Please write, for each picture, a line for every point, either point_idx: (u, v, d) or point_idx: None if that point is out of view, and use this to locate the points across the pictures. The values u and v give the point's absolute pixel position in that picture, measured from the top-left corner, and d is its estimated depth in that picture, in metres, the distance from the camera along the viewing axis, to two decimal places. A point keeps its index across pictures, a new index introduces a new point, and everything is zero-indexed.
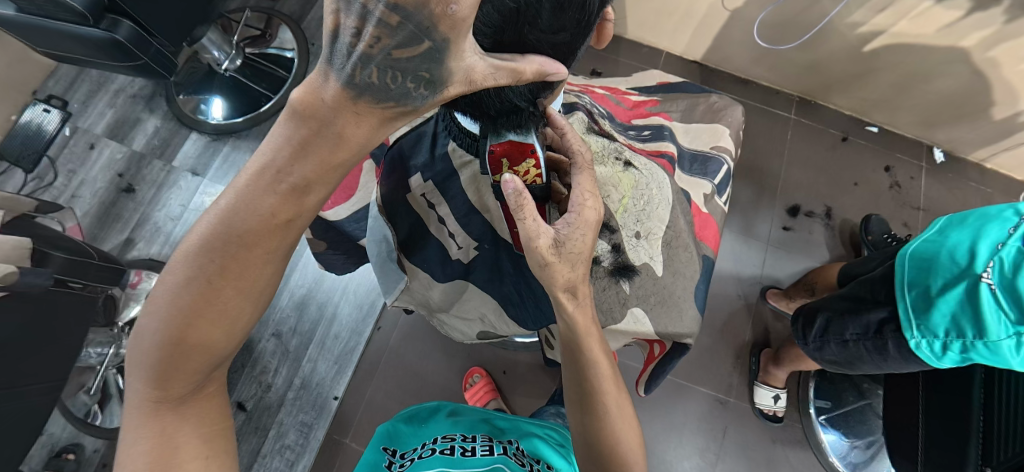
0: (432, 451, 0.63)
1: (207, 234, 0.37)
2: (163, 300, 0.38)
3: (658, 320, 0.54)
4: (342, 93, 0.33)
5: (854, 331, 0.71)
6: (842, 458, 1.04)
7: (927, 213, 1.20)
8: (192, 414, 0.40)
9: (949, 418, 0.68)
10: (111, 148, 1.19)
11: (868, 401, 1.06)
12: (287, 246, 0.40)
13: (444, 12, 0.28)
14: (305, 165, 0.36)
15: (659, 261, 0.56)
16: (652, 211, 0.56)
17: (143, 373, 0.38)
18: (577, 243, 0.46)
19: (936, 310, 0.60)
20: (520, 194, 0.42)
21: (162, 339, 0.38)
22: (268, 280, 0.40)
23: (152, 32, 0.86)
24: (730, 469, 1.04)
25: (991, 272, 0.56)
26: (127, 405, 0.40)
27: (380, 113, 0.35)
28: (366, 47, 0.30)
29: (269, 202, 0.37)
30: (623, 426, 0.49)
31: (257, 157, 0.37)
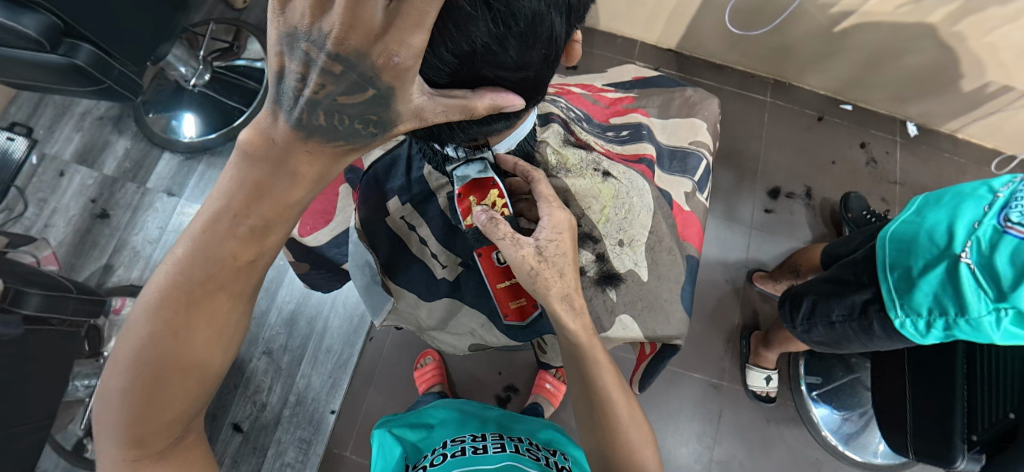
0: (443, 456, 0.65)
1: (166, 285, 0.40)
2: (127, 357, 0.39)
3: (647, 324, 0.55)
4: (292, 133, 0.38)
5: (840, 313, 0.73)
6: (834, 432, 1.06)
7: (904, 187, 1.23)
8: (176, 459, 0.41)
9: (935, 387, 0.70)
10: (82, 174, 1.16)
11: (857, 375, 1.08)
12: (251, 282, 0.45)
13: (385, 62, 0.29)
14: (262, 206, 0.42)
15: (643, 266, 0.57)
16: (634, 219, 0.57)
17: (114, 436, 0.39)
18: (558, 245, 0.49)
19: (918, 290, 0.61)
20: (494, 219, 0.48)
21: (133, 393, 0.38)
22: (236, 317, 0.44)
23: (114, 54, 0.83)
24: (728, 451, 1.06)
25: (968, 251, 0.58)
26: (105, 464, 0.39)
27: (331, 149, 0.39)
28: (313, 93, 0.33)
29: (230, 245, 0.42)
30: (639, 440, 0.49)
31: (210, 206, 0.42)
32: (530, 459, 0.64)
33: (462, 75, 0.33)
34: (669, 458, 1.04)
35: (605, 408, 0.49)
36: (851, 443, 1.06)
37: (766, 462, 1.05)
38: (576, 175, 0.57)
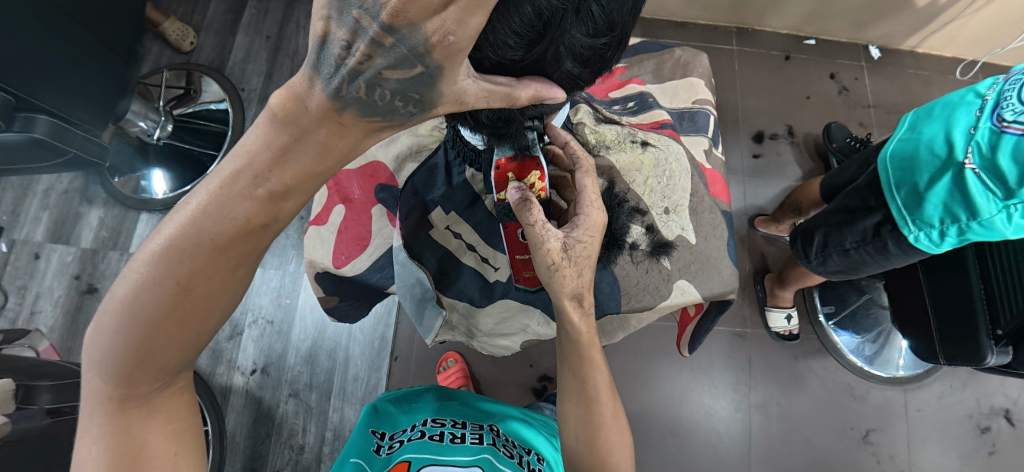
0: (420, 435, 0.69)
1: (175, 234, 0.35)
2: (125, 298, 0.36)
3: (701, 284, 0.56)
4: (327, 103, 0.32)
5: (853, 240, 0.75)
6: (859, 355, 1.09)
7: (878, 109, 1.27)
8: (161, 409, 0.40)
9: (951, 289, 0.72)
10: (59, 253, 1.10)
11: (869, 295, 1.11)
12: (263, 244, 0.39)
13: (438, 42, 0.26)
14: (286, 170, 0.35)
15: (690, 230, 0.58)
16: (676, 184, 0.59)
17: (105, 370, 0.38)
18: (587, 245, 0.50)
19: (928, 203, 0.63)
20: (527, 201, 0.48)
21: (127, 338, 0.37)
22: (240, 282, 0.39)
23: (76, 122, 0.79)
24: (764, 395, 1.08)
25: (971, 157, 0.59)
26: (87, 397, 0.39)
27: (365, 125, 0.33)
28: (357, 63, 0.28)
29: (244, 206, 0.35)
30: (617, 438, 0.52)
31: (234, 155, 0.35)
32: (505, 457, 0.65)
33: (512, 64, 0.32)
34: (709, 413, 1.07)
35: (593, 399, 0.52)
36: (875, 363, 1.09)
37: (801, 397, 1.08)
38: (617, 149, 0.60)
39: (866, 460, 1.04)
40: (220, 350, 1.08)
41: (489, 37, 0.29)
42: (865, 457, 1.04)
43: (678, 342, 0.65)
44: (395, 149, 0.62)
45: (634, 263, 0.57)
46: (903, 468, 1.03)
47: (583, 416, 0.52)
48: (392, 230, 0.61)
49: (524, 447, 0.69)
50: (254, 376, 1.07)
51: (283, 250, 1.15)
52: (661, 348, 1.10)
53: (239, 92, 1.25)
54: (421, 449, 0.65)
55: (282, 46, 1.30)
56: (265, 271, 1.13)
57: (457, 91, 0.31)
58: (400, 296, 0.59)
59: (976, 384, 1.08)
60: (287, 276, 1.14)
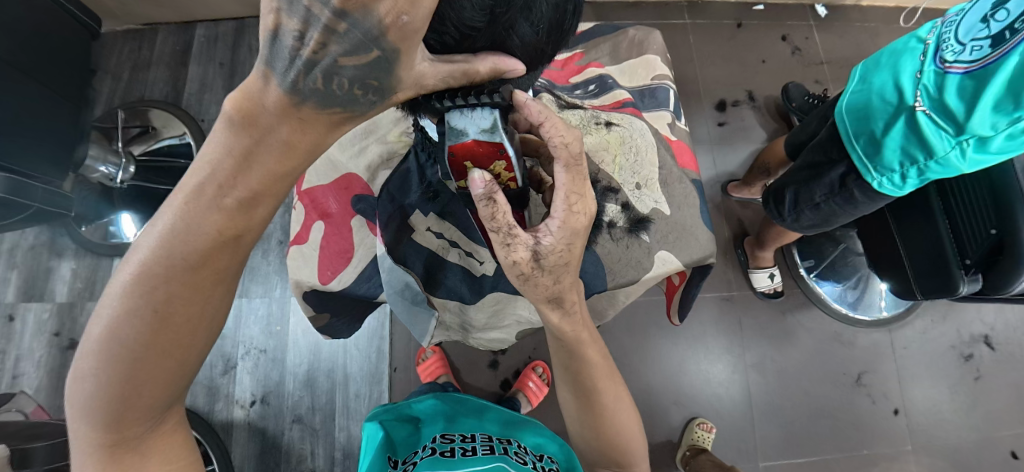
0: (433, 452, 0.70)
1: (145, 267, 0.35)
2: (102, 337, 0.35)
3: (681, 252, 0.57)
4: (284, 99, 0.31)
5: (823, 193, 0.78)
6: (841, 302, 1.14)
7: (831, 65, 1.31)
8: (154, 449, 0.40)
9: (920, 230, 0.75)
10: (34, 310, 1.07)
11: (846, 245, 1.16)
12: (237, 263, 0.38)
13: (393, 24, 0.27)
14: (253, 176, 0.34)
15: (663, 202, 0.60)
16: (644, 159, 0.60)
17: (91, 418, 0.38)
18: (559, 250, 0.46)
19: (886, 149, 0.66)
20: (491, 198, 0.43)
21: (108, 379, 0.36)
22: (220, 303, 0.39)
23: (31, 174, 0.76)
24: (757, 353, 1.12)
25: (921, 100, 0.62)
26: (80, 443, 0.39)
27: (326, 119, 0.33)
28: (311, 53, 0.28)
29: (211, 220, 0.35)
30: (619, 414, 0.59)
31: (193, 167, 0.35)
32: (518, 463, 0.66)
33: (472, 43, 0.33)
34: (707, 378, 1.10)
35: (590, 388, 0.57)
36: (858, 309, 1.14)
37: (793, 351, 1.12)
38: (583, 132, 0.61)
39: (863, 402, 1.08)
40: (215, 386, 1.06)
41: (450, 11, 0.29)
42: (861, 400, 1.08)
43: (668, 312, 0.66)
44: (366, 158, 0.63)
45: (614, 240, 0.58)
46: (897, 405, 1.08)
47: (583, 397, 0.58)
48: (373, 239, 0.61)
49: (536, 453, 0.71)
50: (254, 407, 1.06)
51: (266, 277, 1.13)
52: (654, 323, 1.12)
53: (199, 123, 1.22)
54: (434, 465, 0.65)
55: (237, 71, 1.27)
56: (250, 300, 1.12)
57: (415, 76, 0.31)
58: (391, 303, 0.59)
59: (954, 315, 1.13)
60: (274, 302, 1.12)
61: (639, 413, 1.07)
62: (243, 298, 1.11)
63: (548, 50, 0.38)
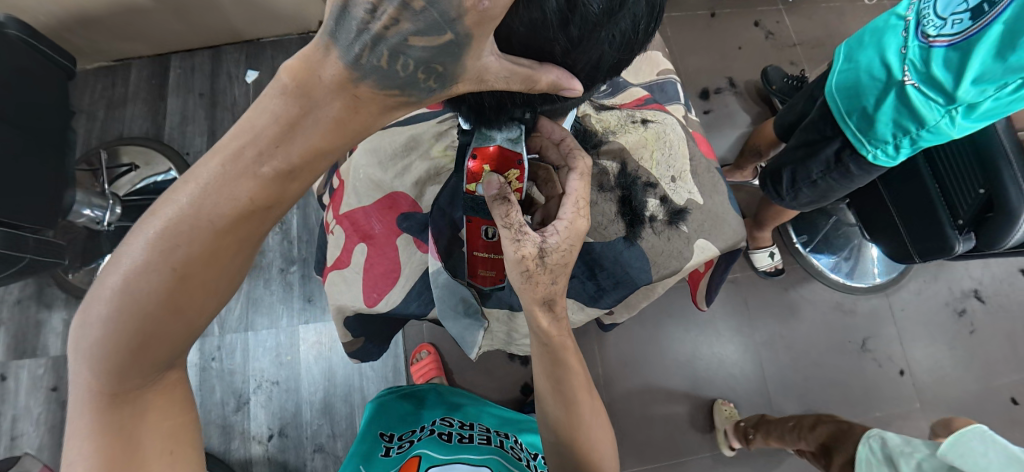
0: (431, 434, 0.72)
1: (172, 218, 0.33)
2: (117, 283, 0.33)
3: (716, 239, 0.59)
4: (343, 73, 0.29)
5: (819, 169, 0.81)
6: (838, 272, 1.18)
7: (803, 45, 1.35)
8: (153, 408, 0.38)
9: (914, 196, 0.78)
10: (28, 367, 1.02)
11: (837, 217, 1.20)
12: (263, 229, 0.37)
13: (473, 9, 0.24)
14: (294, 148, 0.32)
15: (696, 192, 0.61)
16: (678, 154, 0.62)
17: (94, 367, 0.35)
18: (563, 252, 0.50)
19: (879, 123, 0.69)
20: (506, 202, 0.47)
21: (117, 327, 0.34)
22: (238, 271, 0.37)
23: (22, 226, 0.74)
24: (765, 330, 1.14)
25: (909, 74, 0.65)
26: (75, 390, 0.36)
27: (382, 100, 0.30)
28: (381, 27, 0.25)
29: (246, 186, 0.33)
30: (597, 432, 0.55)
31: (235, 127, 0.33)
32: (510, 456, 0.69)
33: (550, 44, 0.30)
34: (720, 360, 1.12)
35: (573, 404, 0.54)
36: (855, 278, 1.18)
37: (799, 325, 1.15)
38: (622, 132, 0.62)
39: (870, 367, 1.12)
40: (230, 424, 1.03)
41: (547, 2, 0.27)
42: (867, 365, 1.12)
43: (695, 298, 0.69)
44: (412, 176, 0.61)
45: (654, 233, 0.59)
46: (902, 366, 1.12)
47: (564, 414, 0.54)
48: (424, 255, 0.60)
49: (530, 452, 0.75)
50: (272, 442, 1.03)
51: (270, 307, 1.11)
52: (664, 311, 1.14)
53: (184, 157, 1.19)
54: (433, 447, 0.68)
55: (218, 101, 1.25)
56: (256, 333, 1.09)
57: (479, 70, 0.29)
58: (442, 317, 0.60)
59: (944, 274, 1.18)
60: (282, 333, 1.10)
61: (659, 403, 1.09)
62: (249, 332, 1.09)
63: (639, 44, 0.35)
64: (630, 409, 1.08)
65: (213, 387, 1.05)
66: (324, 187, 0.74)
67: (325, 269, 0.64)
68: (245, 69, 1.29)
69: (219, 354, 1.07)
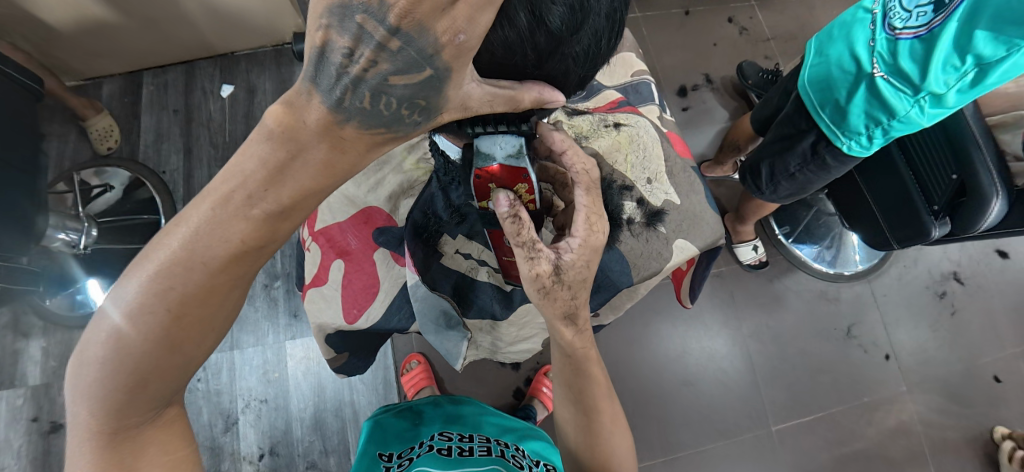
0: (430, 449, 0.71)
1: (164, 259, 0.32)
2: (112, 324, 0.33)
3: (695, 238, 0.59)
4: (326, 116, 0.28)
5: (796, 163, 0.82)
6: (821, 261, 1.20)
7: (777, 40, 1.38)
8: (154, 442, 0.37)
9: (891, 185, 0.79)
10: (5, 398, 0.99)
11: (817, 208, 1.23)
12: (256, 267, 0.36)
13: (449, 42, 0.23)
14: (285, 189, 0.32)
15: (673, 192, 0.61)
16: (652, 154, 0.62)
17: (90, 405, 0.35)
18: (576, 266, 0.47)
19: (852, 114, 0.70)
20: (517, 216, 0.43)
21: (113, 367, 0.34)
22: (234, 306, 0.37)
23: None
24: (752, 321, 1.16)
25: (878, 66, 0.67)
26: (72, 431, 0.36)
27: (368, 139, 0.29)
28: (360, 70, 0.25)
29: (238, 228, 0.32)
30: (620, 441, 0.56)
31: (226, 170, 0.32)
32: (512, 464, 0.68)
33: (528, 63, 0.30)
34: (710, 354, 1.13)
35: (594, 410, 0.55)
36: (837, 266, 1.20)
37: (786, 315, 1.16)
38: (595, 137, 0.62)
39: (856, 353, 1.14)
40: (218, 446, 1.02)
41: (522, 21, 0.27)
42: (853, 351, 1.14)
43: (678, 296, 0.69)
44: (385, 190, 0.62)
45: (635, 236, 0.59)
46: (887, 351, 1.14)
47: (584, 424, 0.55)
48: (400, 268, 0.60)
49: (534, 458, 0.74)
50: (263, 461, 1.01)
51: (256, 324, 1.09)
52: (652, 308, 1.15)
53: (160, 175, 1.17)
54: (432, 463, 0.67)
55: (193, 116, 1.23)
56: (242, 351, 1.07)
57: (462, 97, 0.28)
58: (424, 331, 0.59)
59: (924, 258, 1.20)
60: (268, 350, 1.08)
61: (652, 400, 1.09)
62: (235, 350, 1.07)
63: (608, 46, 0.34)
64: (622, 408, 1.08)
65: (200, 408, 1.03)
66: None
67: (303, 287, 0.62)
68: (220, 83, 1.26)
69: (205, 374, 1.05)
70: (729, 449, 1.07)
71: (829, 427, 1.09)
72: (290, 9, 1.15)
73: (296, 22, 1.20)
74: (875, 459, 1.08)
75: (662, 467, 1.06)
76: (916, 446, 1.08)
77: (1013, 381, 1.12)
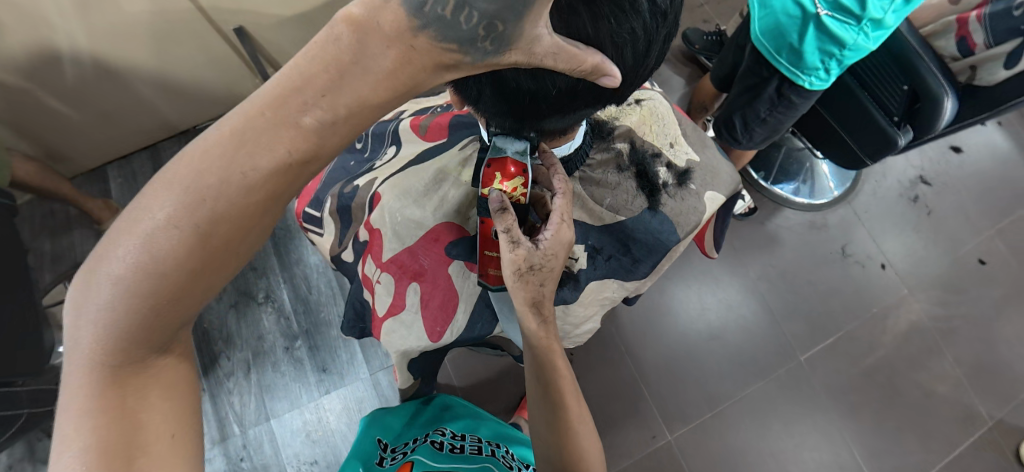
0: (422, 442, 0.73)
1: (199, 165, 0.31)
2: (139, 237, 0.31)
3: (719, 188, 0.65)
4: (403, 21, 0.27)
5: (765, 108, 0.89)
6: (801, 195, 1.29)
7: (710, 3, 1.47)
8: (158, 381, 0.35)
9: (851, 107, 0.86)
10: None
11: (787, 147, 1.31)
12: (288, 195, 0.35)
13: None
14: (342, 98, 0.30)
15: (692, 152, 0.66)
16: (669, 123, 0.66)
17: (100, 331, 0.32)
18: (549, 257, 0.51)
19: (807, 54, 0.76)
20: (504, 209, 0.48)
21: (127, 290, 0.31)
22: (256, 234, 0.35)
23: None
24: (755, 265, 1.22)
25: (821, 6, 0.72)
26: (68, 363, 0.33)
27: (438, 55, 0.29)
28: None
29: (285, 135, 0.30)
30: (590, 441, 0.55)
31: (283, 73, 0.30)
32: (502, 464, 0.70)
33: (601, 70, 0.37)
34: (727, 304, 1.18)
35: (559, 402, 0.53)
36: (817, 195, 1.28)
37: (784, 251, 1.23)
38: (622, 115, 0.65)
39: (855, 269, 1.21)
40: None
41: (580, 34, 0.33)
42: (852, 268, 1.22)
43: (703, 248, 0.74)
44: (451, 205, 0.62)
45: (672, 197, 0.63)
46: (882, 261, 1.22)
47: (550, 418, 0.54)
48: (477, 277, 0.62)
49: (523, 462, 0.76)
50: None
51: (287, 388, 1.07)
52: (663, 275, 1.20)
53: None
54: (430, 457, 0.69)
55: None
56: (279, 419, 1.05)
57: (533, 38, 0.29)
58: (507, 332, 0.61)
59: (890, 170, 1.30)
60: (306, 410, 1.06)
61: (686, 361, 1.14)
62: (272, 420, 1.05)
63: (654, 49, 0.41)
64: (659, 375, 1.12)
65: None
66: (340, 246, 0.70)
67: (375, 319, 0.64)
68: None
69: (247, 451, 1.03)
70: (768, 388, 1.12)
71: (850, 344, 1.16)
72: (245, 71, 1.15)
73: (254, 83, 1.20)
74: (900, 362, 1.15)
75: (711, 421, 1.10)
76: (930, 340, 1.16)
77: (996, 261, 1.22)
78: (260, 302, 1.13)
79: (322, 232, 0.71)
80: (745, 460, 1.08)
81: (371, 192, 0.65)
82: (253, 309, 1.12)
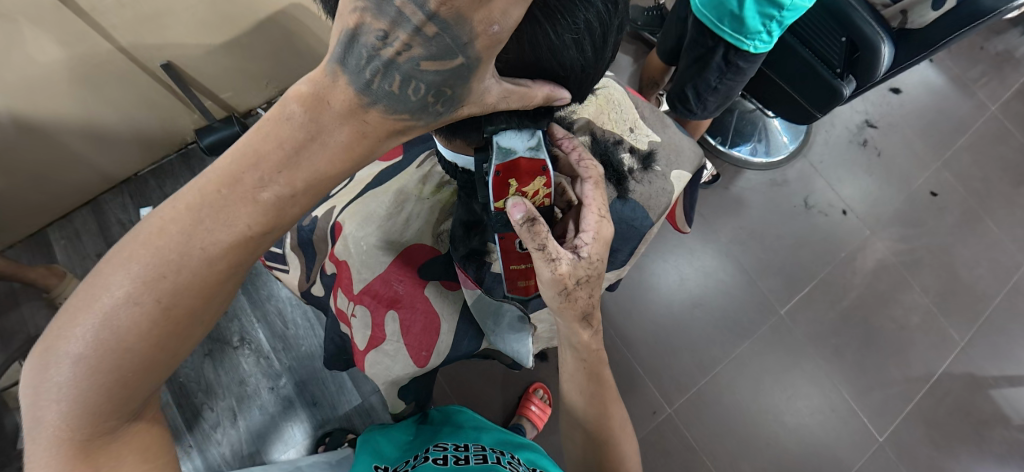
0: (425, 458, 0.69)
1: (156, 242, 0.31)
2: (96, 315, 0.31)
3: (683, 165, 0.66)
4: (354, 99, 0.30)
5: (716, 76, 0.90)
6: (758, 153, 1.32)
7: None
8: (131, 447, 0.34)
9: (793, 66, 0.89)
10: None
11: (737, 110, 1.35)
12: (251, 261, 0.35)
13: (484, 33, 0.27)
14: (300, 172, 0.32)
15: (652, 135, 0.67)
16: (625, 109, 0.67)
17: (61, 408, 0.31)
18: (592, 263, 0.52)
19: (748, 19, 0.77)
20: (534, 222, 0.45)
21: (89, 367, 0.31)
22: (222, 298, 0.35)
23: None
24: (726, 230, 1.25)
25: None
26: (31, 443, 0.32)
27: (390, 124, 0.32)
28: (393, 53, 0.28)
29: (243, 212, 0.32)
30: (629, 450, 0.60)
31: (236, 148, 0.32)
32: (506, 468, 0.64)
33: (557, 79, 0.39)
34: (705, 270, 1.21)
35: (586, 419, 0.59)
36: (774, 152, 1.32)
37: (751, 212, 1.26)
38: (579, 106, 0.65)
39: (819, 219, 1.26)
40: None
41: (543, 44, 0.34)
42: (816, 218, 1.26)
43: (677, 225, 0.74)
44: (418, 224, 0.62)
45: (640, 181, 0.63)
46: (843, 207, 1.27)
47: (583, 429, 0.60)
48: (456, 293, 0.62)
49: (530, 466, 0.69)
50: None
51: (278, 431, 1.03)
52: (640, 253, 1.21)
53: None
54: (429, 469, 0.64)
55: None
56: (276, 463, 1.01)
57: (481, 92, 0.32)
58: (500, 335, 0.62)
59: (838, 118, 1.35)
60: (302, 449, 1.02)
61: (674, 334, 1.16)
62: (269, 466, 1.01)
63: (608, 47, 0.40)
64: (651, 349, 1.14)
65: None
66: (308, 281, 0.68)
67: (356, 352, 0.61)
68: (133, 211, 1.17)
69: None
70: (756, 346, 1.16)
71: (825, 291, 1.20)
72: (182, 108, 1.09)
73: (192, 118, 1.14)
74: (873, 300, 1.20)
75: (708, 388, 1.12)
76: (897, 275, 1.22)
77: (946, 191, 1.29)
78: (236, 346, 1.08)
79: (287, 269, 0.68)
80: (745, 419, 1.11)
81: (332, 221, 0.63)
82: (230, 354, 1.07)
